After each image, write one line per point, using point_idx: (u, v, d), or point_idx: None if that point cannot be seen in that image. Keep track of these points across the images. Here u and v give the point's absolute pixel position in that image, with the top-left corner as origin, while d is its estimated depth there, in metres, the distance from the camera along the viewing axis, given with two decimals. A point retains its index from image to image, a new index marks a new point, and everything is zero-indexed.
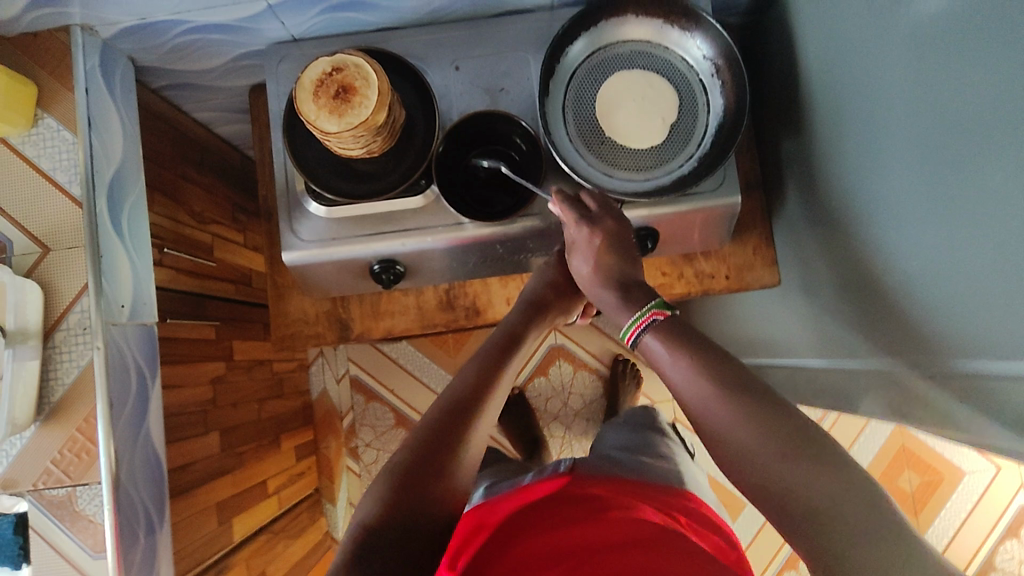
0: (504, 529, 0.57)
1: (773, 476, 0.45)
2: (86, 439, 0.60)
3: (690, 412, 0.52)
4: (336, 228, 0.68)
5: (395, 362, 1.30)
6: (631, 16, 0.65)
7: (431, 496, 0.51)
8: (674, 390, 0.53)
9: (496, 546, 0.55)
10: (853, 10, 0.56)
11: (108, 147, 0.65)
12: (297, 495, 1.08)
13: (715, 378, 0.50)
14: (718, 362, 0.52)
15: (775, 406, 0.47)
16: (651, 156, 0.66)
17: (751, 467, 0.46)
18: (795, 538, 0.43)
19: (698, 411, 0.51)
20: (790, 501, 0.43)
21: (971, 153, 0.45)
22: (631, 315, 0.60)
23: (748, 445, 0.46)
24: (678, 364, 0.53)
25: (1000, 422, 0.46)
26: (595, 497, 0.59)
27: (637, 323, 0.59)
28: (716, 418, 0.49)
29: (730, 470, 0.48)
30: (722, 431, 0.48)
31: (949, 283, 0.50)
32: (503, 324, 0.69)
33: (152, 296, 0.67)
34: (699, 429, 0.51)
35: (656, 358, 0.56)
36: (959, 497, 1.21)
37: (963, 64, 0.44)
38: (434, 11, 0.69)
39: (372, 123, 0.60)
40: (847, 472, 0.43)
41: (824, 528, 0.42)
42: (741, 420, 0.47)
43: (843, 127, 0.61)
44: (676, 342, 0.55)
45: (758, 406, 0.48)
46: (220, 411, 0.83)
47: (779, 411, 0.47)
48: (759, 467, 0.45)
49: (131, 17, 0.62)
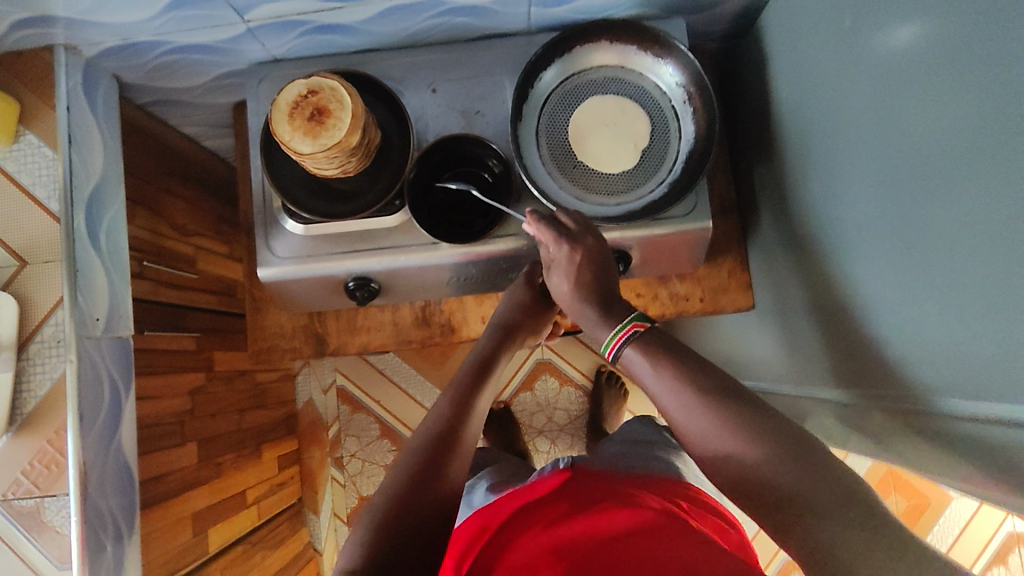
0: (496, 542, 0.62)
1: (759, 479, 0.45)
2: (55, 451, 0.62)
3: (674, 425, 0.52)
4: (312, 246, 0.69)
5: (381, 373, 1.30)
6: (605, 43, 0.66)
7: (423, 514, 0.53)
8: (657, 402, 0.53)
9: (488, 561, 0.60)
10: (820, 42, 0.57)
11: (88, 163, 0.66)
12: (277, 505, 1.09)
13: (694, 388, 0.51)
14: (696, 369, 0.52)
15: (754, 412, 0.48)
16: (622, 181, 0.66)
17: (740, 475, 0.47)
18: (791, 545, 0.44)
19: (681, 424, 0.51)
20: (781, 508, 0.44)
21: (934, 187, 0.45)
22: (610, 330, 0.60)
23: (733, 455, 0.47)
24: (657, 376, 0.53)
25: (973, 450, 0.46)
26: (586, 506, 0.62)
27: (616, 337, 0.58)
28: (699, 429, 0.50)
29: (720, 476, 0.49)
30: (707, 442, 0.49)
31: (917, 313, 0.50)
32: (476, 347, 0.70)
33: (128, 309, 0.70)
34: (685, 438, 0.52)
35: (635, 370, 0.56)
36: (945, 524, 1.21)
37: (927, 98, 0.44)
38: (412, 34, 0.70)
39: (345, 145, 0.60)
40: (827, 467, 0.44)
41: (812, 525, 0.42)
42: (723, 430, 0.48)
43: (812, 156, 0.62)
44: (654, 350, 0.55)
45: (737, 413, 0.48)
46: (198, 422, 0.84)
47: (757, 414, 0.48)
48: (748, 474, 0.46)
49: (113, 37, 0.63)
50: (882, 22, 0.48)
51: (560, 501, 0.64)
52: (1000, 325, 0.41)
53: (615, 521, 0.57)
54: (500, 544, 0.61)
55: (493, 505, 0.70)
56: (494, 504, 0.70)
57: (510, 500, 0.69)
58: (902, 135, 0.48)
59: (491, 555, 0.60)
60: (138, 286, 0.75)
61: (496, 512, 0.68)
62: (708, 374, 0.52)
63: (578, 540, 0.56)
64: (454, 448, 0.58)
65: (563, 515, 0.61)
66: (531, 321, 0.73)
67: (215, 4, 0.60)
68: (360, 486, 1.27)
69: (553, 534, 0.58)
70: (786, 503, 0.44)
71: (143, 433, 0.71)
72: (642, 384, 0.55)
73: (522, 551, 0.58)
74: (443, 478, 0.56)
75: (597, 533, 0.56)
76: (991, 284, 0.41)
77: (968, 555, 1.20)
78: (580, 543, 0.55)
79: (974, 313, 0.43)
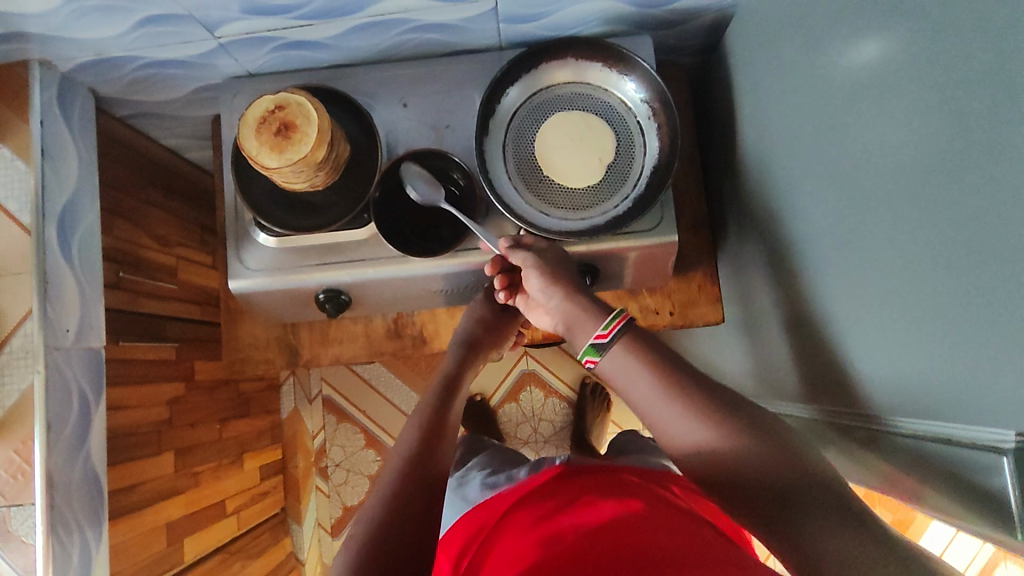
0: (484, 546, 0.62)
1: (745, 481, 0.45)
2: (23, 461, 0.62)
3: (658, 429, 0.52)
4: (282, 259, 0.70)
5: (367, 383, 1.31)
6: (569, 59, 0.67)
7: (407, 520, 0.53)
8: (637, 404, 0.53)
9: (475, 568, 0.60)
10: (781, 58, 0.58)
11: (61, 176, 0.67)
12: (257, 515, 1.09)
13: (681, 388, 0.50)
14: (675, 368, 0.52)
15: (739, 411, 0.49)
16: (587, 197, 0.67)
17: (726, 473, 0.47)
18: (776, 543, 0.43)
19: (664, 427, 0.51)
20: (770, 505, 0.43)
21: (881, 205, 0.45)
22: (601, 322, 0.57)
23: (718, 452, 0.47)
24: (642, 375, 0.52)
25: (929, 467, 0.46)
26: (570, 501, 0.61)
27: (610, 326, 0.56)
28: (684, 429, 0.49)
29: (703, 476, 0.49)
30: (691, 442, 0.49)
31: (867, 328, 0.50)
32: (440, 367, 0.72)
33: (99, 321, 0.71)
34: (666, 440, 0.51)
35: (617, 372, 0.54)
36: (932, 537, 1.20)
37: (876, 114, 0.44)
38: (384, 50, 0.71)
39: (311, 160, 0.61)
40: (807, 472, 0.44)
41: (795, 523, 0.42)
42: (709, 427, 0.48)
43: (774, 172, 0.62)
44: (642, 348, 0.54)
45: (723, 410, 0.48)
46: (176, 432, 0.84)
47: (737, 417, 0.48)
48: (734, 470, 0.46)
49: (87, 53, 0.64)
50: (835, 39, 0.49)
51: (544, 498, 0.64)
52: (944, 344, 0.41)
53: (600, 511, 0.57)
54: (489, 548, 0.61)
55: (487, 504, 0.70)
56: (486, 506, 0.70)
57: (500, 501, 0.69)
58: (852, 152, 0.48)
59: (478, 561, 0.60)
60: (115, 296, 0.76)
61: (483, 517, 0.68)
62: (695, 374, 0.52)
63: (564, 532, 0.56)
64: (429, 463, 0.59)
65: (548, 510, 0.61)
66: (491, 337, 0.75)
67: (185, 20, 0.61)
68: (345, 496, 1.28)
69: (539, 530, 0.58)
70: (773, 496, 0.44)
71: (116, 442, 0.71)
72: (621, 389, 0.54)
73: (509, 551, 0.57)
74: (425, 499, 0.56)
75: (583, 523, 0.56)
76: (935, 301, 0.41)
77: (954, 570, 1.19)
78: (565, 535, 0.55)
79: (922, 331, 0.43)
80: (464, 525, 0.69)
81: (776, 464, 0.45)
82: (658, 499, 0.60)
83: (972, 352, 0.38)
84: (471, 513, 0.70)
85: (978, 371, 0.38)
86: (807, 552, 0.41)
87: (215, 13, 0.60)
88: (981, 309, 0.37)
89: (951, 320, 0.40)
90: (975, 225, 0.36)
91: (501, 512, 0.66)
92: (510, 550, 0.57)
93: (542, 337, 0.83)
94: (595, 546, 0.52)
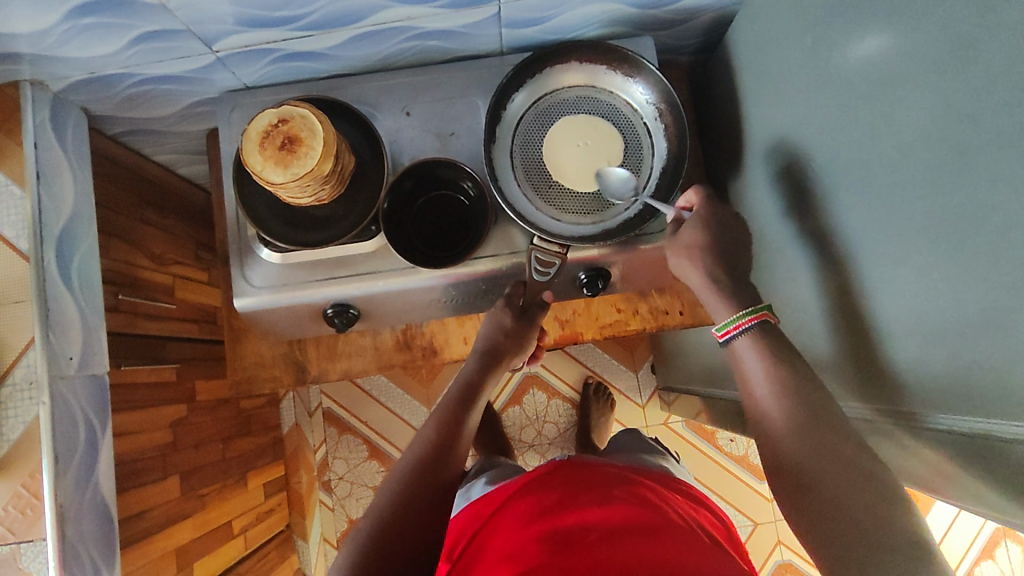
0: (482, 535, 0.61)
1: (823, 482, 0.48)
2: (31, 495, 0.60)
3: (756, 421, 0.55)
4: (288, 275, 0.68)
5: (368, 394, 1.29)
6: (575, 63, 0.67)
7: (413, 531, 0.53)
8: (755, 400, 0.55)
9: (472, 556, 0.59)
10: (791, 55, 0.58)
11: (58, 200, 0.65)
12: (263, 535, 1.07)
13: (792, 390, 0.53)
14: (798, 375, 0.54)
15: (828, 415, 0.51)
16: (597, 200, 0.67)
17: (798, 469, 0.50)
18: (818, 543, 0.47)
19: (769, 423, 0.53)
20: (841, 516, 0.46)
21: (903, 202, 0.45)
22: (730, 313, 0.60)
23: (790, 446, 0.51)
24: (766, 373, 0.55)
25: (948, 466, 0.46)
26: (576, 495, 0.60)
27: (736, 322, 0.59)
28: (774, 422, 0.53)
29: (775, 466, 0.52)
30: (783, 436, 0.52)
31: (885, 324, 0.50)
32: (460, 374, 0.71)
33: (102, 346, 0.69)
34: (763, 435, 0.54)
35: (744, 359, 0.57)
36: (935, 517, 1.22)
37: (896, 112, 0.45)
38: (384, 59, 0.70)
39: (317, 173, 0.59)
40: (883, 488, 0.46)
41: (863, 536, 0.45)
42: (803, 427, 0.51)
43: (786, 168, 0.62)
44: (771, 350, 0.56)
45: (817, 413, 0.51)
46: (180, 454, 0.82)
47: (838, 428, 0.50)
48: (808, 471, 0.49)
49: (80, 71, 0.63)
50: (849, 37, 0.49)
51: (548, 489, 0.63)
52: (971, 338, 0.41)
53: (609, 512, 0.56)
54: (488, 541, 0.59)
55: (485, 496, 0.69)
56: (486, 497, 0.68)
57: (500, 491, 0.67)
58: (869, 150, 0.48)
59: (475, 550, 0.60)
60: (114, 320, 0.74)
61: (481, 508, 0.66)
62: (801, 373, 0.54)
63: (573, 529, 0.54)
64: (438, 473, 0.58)
65: (551, 504, 0.59)
66: (512, 343, 0.72)
67: (183, 35, 0.59)
68: (349, 508, 1.26)
69: (542, 523, 0.57)
70: (832, 508, 0.47)
71: (122, 469, 0.70)
72: (745, 379, 0.57)
73: (509, 544, 0.56)
74: (435, 505, 0.56)
75: (592, 522, 0.55)
76: (961, 298, 0.41)
77: (959, 547, 1.21)
78: (573, 532, 0.54)
79: (945, 327, 0.43)
80: (462, 517, 0.68)
81: (835, 472, 0.48)
82: (659, 502, 0.61)
83: (1000, 348, 0.39)
84: (472, 504, 0.69)
85: (1008, 364, 0.38)
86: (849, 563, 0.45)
87: (213, 27, 0.58)
88: (1011, 305, 0.37)
89: (978, 316, 0.40)
90: (1008, 220, 0.36)
91: (499, 502, 0.65)
92: (510, 544, 0.56)
93: (553, 342, 0.81)
94: (608, 550, 0.51)
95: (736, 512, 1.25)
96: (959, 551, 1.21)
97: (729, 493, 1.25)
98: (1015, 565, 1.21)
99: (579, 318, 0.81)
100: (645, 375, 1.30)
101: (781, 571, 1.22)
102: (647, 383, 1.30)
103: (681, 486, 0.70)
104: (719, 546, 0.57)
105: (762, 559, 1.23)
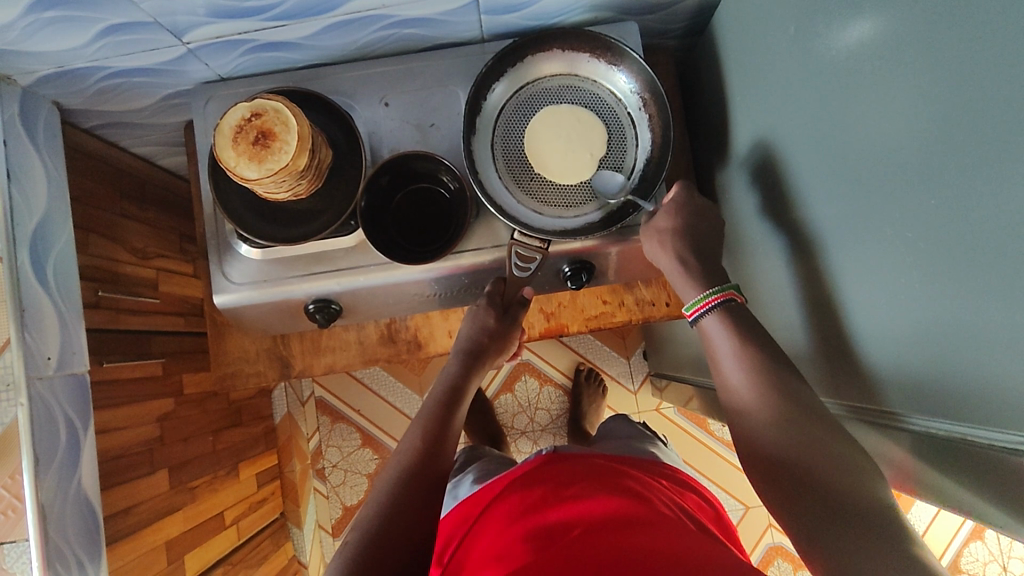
0: (471, 536, 0.61)
1: (795, 463, 0.47)
2: (13, 497, 0.59)
3: (729, 405, 0.55)
4: (267, 271, 0.67)
5: (360, 381, 1.30)
6: (557, 51, 0.66)
7: (400, 529, 0.53)
8: (728, 387, 0.55)
9: (462, 557, 0.59)
10: (774, 44, 0.56)
11: (30, 198, 0.64)
12: (257, 523, 1.08)
13: (764, 368, 0.53)
14: (769, 359, 0.54)
15: (799, 391, 0.51)
16: (579, 193, 0.66)
17: (770, 454, 0.49)
18: (785, 518, 0.47)
19: (741, 408, 0.53)
20: (811, 494, 0.46)
21: (881, 202, 0.44)
22: (697, 294, 0.61)
23: (764, 428, 0.50)
24: (734, 359, 0.55)
25: (927, 465, 0.45)
26: (560, 492, 0.60)
27: (704, 301, 0.59)
28: (746, 403, 0.53)
29: (748, 449, 0.52)
30: (756, 419, 0.52)
31: (859, 323, 0.50)
32: (443, 375, 0.71)
33: (81, 345, 0.69)
34: (733, 421, 0.54)
35: (713, 341, 0.58)
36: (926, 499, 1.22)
37: (874, 105, 0.43)
38: (362, 48, 0.68)
39: (293, 168, 0.58)
40: (858, 468, 0.46)
41: (832, 512, 0.44)
42: (771, 411, 0.51)
43: (766, 159, 0.61)
44: (742, 333, 0.56)
45: (788, 397, 0.51)
46: (168, 448, 0.82)
47: (809, 411, 0.50)
48: (781, 455, 0.49)
49: (49, 65, 0.61)
50: (831, 26, 0.47)
51: (533, 486, 0.63)
52: (943, 343, 0.40)
53: (592, 506, 0.56)
54: (473, 545, 0.59)
55: (473, 495, 0.69)
56: (473, 497, 0.68)
57: (486, 490, 0.67)
58: (848, 145, 0.47)
59: (463, 553, 0.60)
60: (96, 317, 0.73)
61: (470, 508, 0.67)
62: (774, 356, 0.54)
63: (552, 526, 0.54)
64: (423, 473, 0.58)
65: (534, 502, 0.59)
66: (496, 344, 0.73)
67: (152, 27, 0.57)
68: (343, 496, 1.27)
69: (525, 522, 0.56)
70: (805, 486, 0.46)
71: (106, 466, 0.70)
72: (717, 363, 0.57)
73: (493, 545, 0.56)
74: (422, 510, 0.56)
75: (571, 518, 0.55)
76: (936, 302, 0.40)
77: (944, 533, 1.22)
78: (555, 529, 0.54)
79: (918, 329, 0.42)
80: (452, 518, 0.68)
81: (809, 452, 0.47)
82: (643, 492, 0.60)
83: (971, 353, 0.38)
84: (461, 504, 0.69)
85: (982, 369, 0.37)
86: (813, 538, 0.44)
87: (183, 19, 0.57)
88: (983, 310, 0.36)
89: (950, 320, 0.39)
90: (985, 223, 0.35)
91: (487, 501, 0.65)
92: (495, 545, 0.56)
93: (539, 334, 0.81)
94: (590, 542, 0.50)
95: (727, 497, 1.25)
96: (945, 538, 1.22)
97: (719, 478, 1.26)
98: (1003, 545, 1.22)
99: (564, 310, 0.81)
100: (637, 361, 1.30)
101: (771, 554, 1.23)
102: (639, 368, 1.30)
103: (671, 474, 0.70)
104: (701, 532, 0.55)
105: (752, 545, 1.24)
